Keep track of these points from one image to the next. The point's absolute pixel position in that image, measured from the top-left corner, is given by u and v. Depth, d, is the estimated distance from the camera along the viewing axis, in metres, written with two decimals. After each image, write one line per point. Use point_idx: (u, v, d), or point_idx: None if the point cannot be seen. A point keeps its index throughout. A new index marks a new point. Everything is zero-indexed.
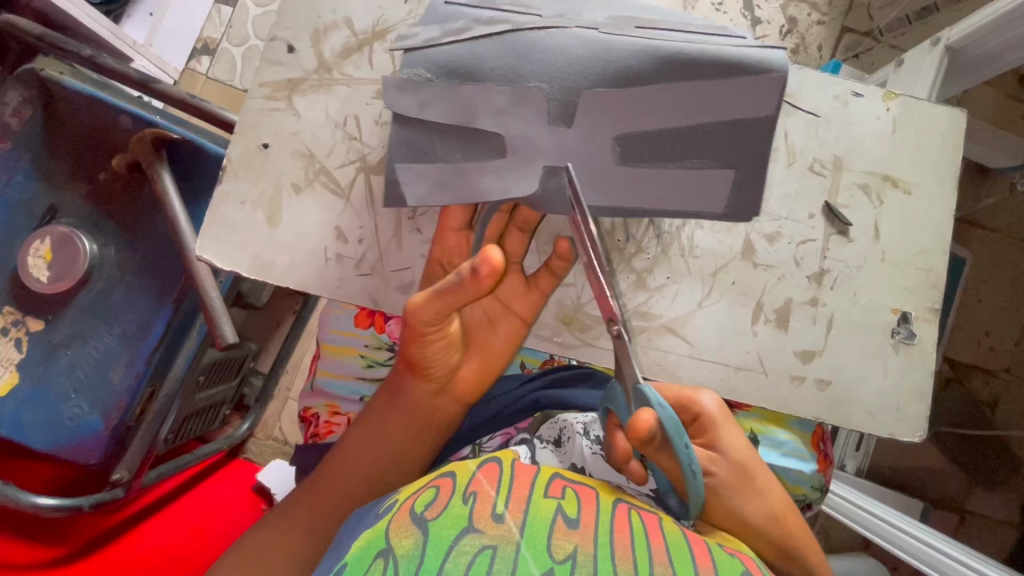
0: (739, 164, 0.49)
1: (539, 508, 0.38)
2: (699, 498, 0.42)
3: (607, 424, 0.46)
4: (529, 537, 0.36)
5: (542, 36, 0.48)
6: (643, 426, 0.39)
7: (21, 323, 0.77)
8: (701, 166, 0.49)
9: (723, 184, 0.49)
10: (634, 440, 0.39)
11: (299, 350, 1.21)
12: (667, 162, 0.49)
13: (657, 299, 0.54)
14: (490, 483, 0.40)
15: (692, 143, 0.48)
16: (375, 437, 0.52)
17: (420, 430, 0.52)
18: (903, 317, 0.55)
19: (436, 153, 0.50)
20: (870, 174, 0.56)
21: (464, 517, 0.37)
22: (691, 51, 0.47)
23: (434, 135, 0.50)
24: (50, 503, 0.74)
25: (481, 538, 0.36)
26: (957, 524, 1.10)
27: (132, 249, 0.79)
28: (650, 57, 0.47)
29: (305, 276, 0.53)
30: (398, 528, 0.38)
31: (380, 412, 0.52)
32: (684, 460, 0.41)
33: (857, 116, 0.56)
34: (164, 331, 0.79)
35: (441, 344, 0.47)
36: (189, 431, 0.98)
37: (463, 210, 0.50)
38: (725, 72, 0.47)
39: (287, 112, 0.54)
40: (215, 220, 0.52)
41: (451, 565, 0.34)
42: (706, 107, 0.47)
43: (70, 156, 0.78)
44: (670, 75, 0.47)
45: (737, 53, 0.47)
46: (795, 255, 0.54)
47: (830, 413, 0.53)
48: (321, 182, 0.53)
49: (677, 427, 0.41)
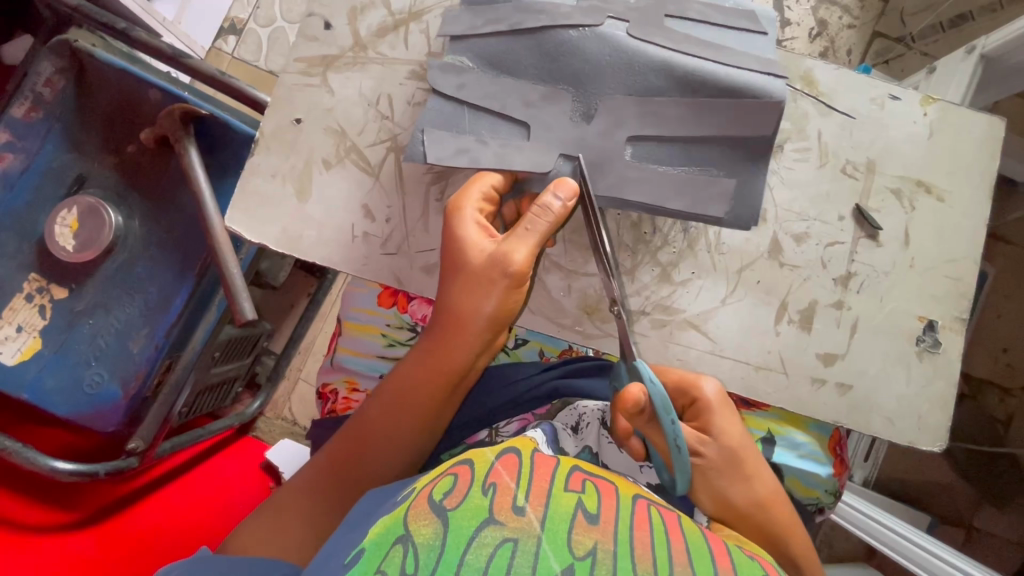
0: (738, 175, 0.49)
1: (559, 503, 0.39)
2: (682, 472, 0.44)
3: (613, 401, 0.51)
4: (550, 531, 0.37)
5: (575, 36, 0.49)
6: (630, 396, 0.43)
7: (45, 289, 0.78)
8: (704, 174, 0.49)
9: (721, 191, 0.48)
10: (623, 409, 0.44)
11: (312, 332, 1.21)
12: (675, 166, 0.49)
13: (681, 294, 0.53)
14: (510, 475, 0.40)
15: (714, 139, 0.48)
16: (417, 398, 0.53)
17: (447, 394, 0.54)
18: (929, 325, 0.54)
19: (460, 135, 0.50)
20: (903, 177, 0.55)
21: (484, 508, 0.37)
22: (708, 71, 0.48)
23: (465, 106, 0.50)
24: (67, 468, 0.75)
25: (502, 530, 0.36)
26: (962, 541, 1.09)
27: (157, 221, 0.80)
28: (668, 71, 0.48)
29: (331, 253, 0.53)
30: (416, 516, 0.38)
31: (411, 377, 0.53)
32: (668, 432, 0.44)
33: (892, 118, 0.55)
34: (185, 304, 0.80)
35: (508, 301, 0.49)
36: (202, 405, 0.99)
37: (506, 175, 0.49)
38: (733, 95, 0.48)
39: (321, 88, 0.54)
40: (246, 193, 0.53)
41: (471, 557, 0.34)
42: (716, 123, 0.48)
43: (100, 127, 0.79)
44: (684, 91, 0.48)
45: (752, 80, 0.48)
46: (822, 256, 0.54)
47: (850, 417, 0.53)
48: (352, 159, 0.53)
49: (664, 403, 0.44)
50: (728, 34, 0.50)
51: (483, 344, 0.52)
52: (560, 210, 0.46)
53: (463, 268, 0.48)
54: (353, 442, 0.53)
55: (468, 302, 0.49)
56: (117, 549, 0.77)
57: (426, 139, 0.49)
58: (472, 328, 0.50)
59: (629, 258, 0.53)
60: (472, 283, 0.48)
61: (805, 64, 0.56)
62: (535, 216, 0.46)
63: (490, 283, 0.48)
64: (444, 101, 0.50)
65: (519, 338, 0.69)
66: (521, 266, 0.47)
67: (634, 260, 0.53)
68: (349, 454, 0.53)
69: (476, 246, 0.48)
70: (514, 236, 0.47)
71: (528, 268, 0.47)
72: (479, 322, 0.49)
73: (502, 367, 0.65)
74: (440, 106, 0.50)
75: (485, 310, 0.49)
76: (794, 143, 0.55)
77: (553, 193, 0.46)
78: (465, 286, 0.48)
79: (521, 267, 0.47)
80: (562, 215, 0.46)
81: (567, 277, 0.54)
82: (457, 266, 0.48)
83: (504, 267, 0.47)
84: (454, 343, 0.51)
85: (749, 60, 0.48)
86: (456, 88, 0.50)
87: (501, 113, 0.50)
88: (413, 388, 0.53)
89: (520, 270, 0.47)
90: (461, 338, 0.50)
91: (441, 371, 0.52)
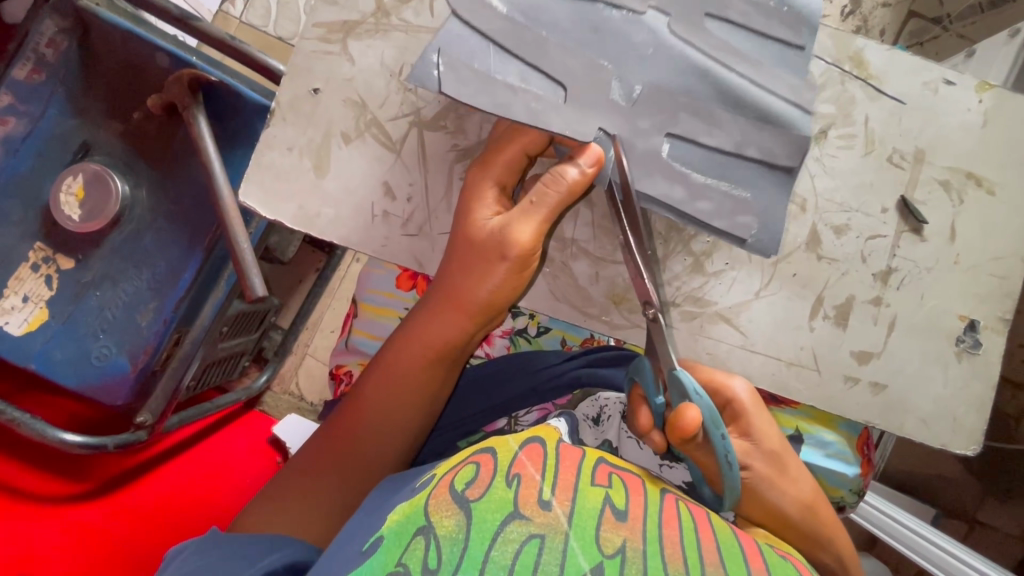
0: (762, 198, 0.47)
1: (587, 497, 0.37)
2: (736, 490, 0.43)
3: (633, 396, 0.48)
4: (578, 527, 0.35)
5: (618, 17, 0.46)
6: (687, 425, 0.40)
7: (51, 259, 0.76)
8: (732, 193, 0.47)
9: (744, 213, 0.47)
10: (678, 435, 0.41)
11: (320, 308, 1.20)
12: (710, 176, 0.46)
13: (714, 285, 0.51)
14: (535, 466, 0.38)
15: (755, 132, 0.46)
16: (408, 374, 0.51)
17: (440, 373, 0.52)
18: (970, 325, 0.52)
19: (485, 79, 0.42)
20: (953, 169, 0.52)
21: (509, 501, 0.36)
22: (741, 87, 0.46)
23: (490, 48, 0.43)
24: (76, 440, 0.75)
25: (528, 526, 0.35)
26: (965, 531, 1.07)
27: (165, 192, 0.78)
28: (707, 75, 0.46)
29: (349, 232, 0.51)
30: (437, 506, 0.37)
31: (402, 356, 0.51)
32: (721, 451, 0.42)
33: (946, 104, 0.52)
34: (194, 279, 0.78)
35: (507, 281, 0.47)
36: (209, 378, 0.98)
37: (533, 140, 0.46)
38: (764, 120, 0.47)
39: (340, 57, 0.51)
40: (262, 166, 0.50)
41: (496, 553, 0.33)
42: (751, 134, 0.46)
43: (105, 92, 0.76)
44: (719, 98, 0.47)
45: (775, 107, 0.47)
46: (863, 249, 0.51)
47: (882, 418, 0.51)
48: (372, 134, 0.51)
49: (714, 419, 0.42)
50: (772, 27, 0.48)
51: (480, 325, 0.50)
52: (578, 177, 0.43)
53: (464, 243, 0.47)
54: (346, 412, 0.53)
55: (467, 282, 0.47)
56: (128, 523, 0.77)
57: (441, 63, 0.42)
58: (468, 308, 0.48)
59: (662, 247, 0.51)
60: (472, 260, 0.46)
61: (855, 44, 0.52)
62: (548, 186, 0.44)
63: (488, 261, 0.46)
64: (467, 31, 0.44)
65: (541, 326, 0.67)
66: (525, 244, 0.45)
67: (665, 249, 0.51)
68: (341, 425, 0.53)
69: (482, 221, 0.46)
70: (521, 211, 0.45)
71: (533, 247, 0.45)
72: (477, 302, 0.48)
73: (524, 355, 0.64)
74: (461, 32, 0.43)
75: (483, 288, 0.47)
76: (838, 128, 0.52)
77: (575, 161, 0.44)
78: (466, 265, 0.47)
79: (524, 245, 0.45)
80: (581, 183, 0.43)
81: (596, 264, 0.52)
82: (459, 240, 0.47)
83: (507, 244, 0.45)
84: (447, 319, 0.49)
85: (782, 82, 0.47)
86: (482, 17, 0.44)
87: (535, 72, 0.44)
88: (405, 368, 0.51)
89: (523, 248, 0.45)
90: (455, 318, 0.49)
91: (434, 350, 0.51)
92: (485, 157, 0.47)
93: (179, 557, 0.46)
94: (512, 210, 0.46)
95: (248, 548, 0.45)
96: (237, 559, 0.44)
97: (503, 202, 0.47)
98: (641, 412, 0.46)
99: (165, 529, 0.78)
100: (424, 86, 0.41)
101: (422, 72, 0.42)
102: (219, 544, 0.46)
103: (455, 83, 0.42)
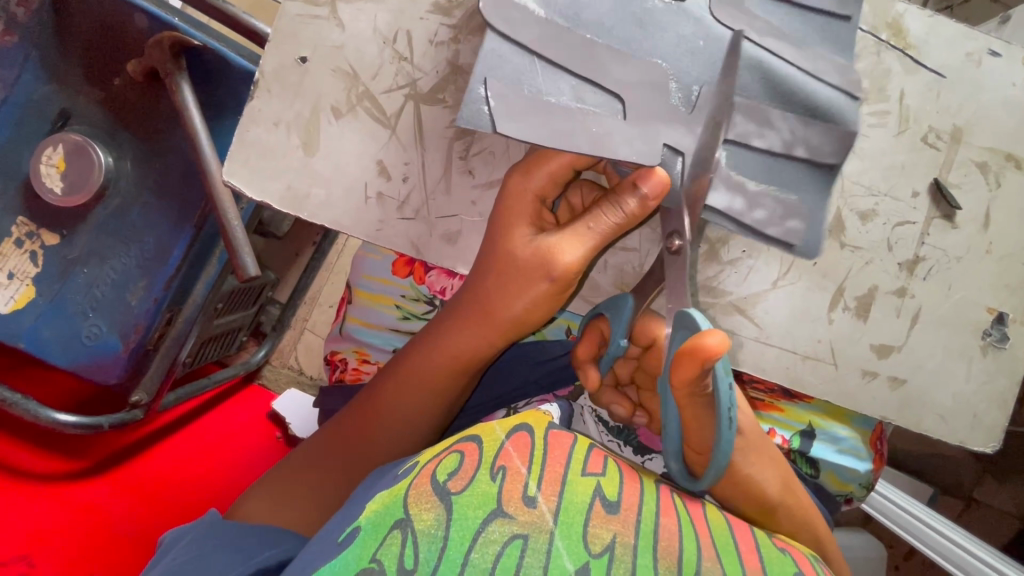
0: (810, 201, 0.44)
1: (575, 490, 0.35)
2: (727, 455, 0.38)
3: (594, 329, 0.46)
4: (564, 525, 0.33)
5: (660, 7, 0.43)
6: (714, 347, 0.35)
7: (34, 234, 0.73)
8: (781, 198, 0.44)
9: (794, 218, 0.44)
10: (694, 365, 0.36)
11: (319, 281, 1.18)
12: (764, 180, 0.43)
13: (730, 274, 0.48)
14: (522, 458, 0.35)
15: (803, 129, 0.43)
16: (433, 382, 0.50)
17: (460, 383, 0.51)
18: (999, 318, 0.49)
19: (541, 99, 0.40)
20: (991, 150, 0.49)
21: (492, 497, 0.34)
22: (793, 82, 0.43)
23: (538, 61, 0.40)
24: (70, 420, 0.73)
25: (511, 525, 0.33)
26: (960, 509, 1.02)
27: (150, 164, 0.73)
28: (757, 70, 0.43)
29: (341, 215, 0.47)
30: (417, 498, 0.35)
31: (428, 366, 0.50)
32: (725, 400, 0.38)
33: (987, 79, 0.49)
34: (184, 257, 0.75)
35: (545, 301, 0.45)
36: (206, 355, 0.96)
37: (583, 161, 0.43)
38: (813, 115, 0.43)
39: (329, 22, 0.46)
40: (245, 144, 0.46)
41: (476, 556, 0.31)
42: (799, 133, 0.43)
43: (82, 56, 0.70)
44: (767, 93, 0.43)
45: (827, 100, 0.43)
46: (889, 237, 0.48)
47: (900, 414, 0.49)
48: (364, 108, 0.47)
49: (725, 364, 0.38)
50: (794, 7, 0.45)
51: (508, 340, 0.49)
52: (637, 208, 0.40)
53: (504, 256, 0.44)
54: (363, 412, 0.51)
55: (500, 297, 0.45)
56: (124, 500, 0.76)
57: (491, 97, 0.39)
58: (497, 321, 0.47)
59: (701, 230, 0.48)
60: (509, 277, 0.44)
61: (894, 10, 0.48)
62: (603, 214, 0.41)
63: (524, 279, 0.44)
64: (508, 48, 0.40)
65: None
66: (571, 267, 0.43)
67: None
68: (358, 428, 0.51)
69: (524, 235, 0.44)
70: (572, 233, 0.42)
71: (577, 271, 0.43)
72: (508, 317, 0.46)
73: (525, 345, 0.63)
74: (502, 51, 0.40)
75: (515, 306, 0.45)
76: (872, 104, 0.48)
77: (636, 187, 0.40)
78: (501, 279, 0.45)
79: (567, 267, 0.43)
80: (639, 214, 0.41)
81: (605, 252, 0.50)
82: (497, 250, 0.44)
83: (551, 266, 0.43)
84: (478, 331, 0.48)
85: (822, 60, 0.44)
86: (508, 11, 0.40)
87: (587, 79, 0.41)
88: (430, 377, 0.50)
89: (566, 272, 0.43)
90: (483, 332, 0.48)
91: (460, 361, 0.49)
92: (529, 164, 0.44)
93: (177, 547, 0.45)
94: (559, 229, 0.43)
95: (240, 540, 0.44)
96: (235, 552, 0.42)
97: (543, 217, 0.45)
98: (582, 343, 0.46)
99: (164, 504, 0.78)
100: (477, 127, 0.39)
101: (471, 112, 0.39)
102: (210, 532, 0.45)
103: (512, 118, 0.39)
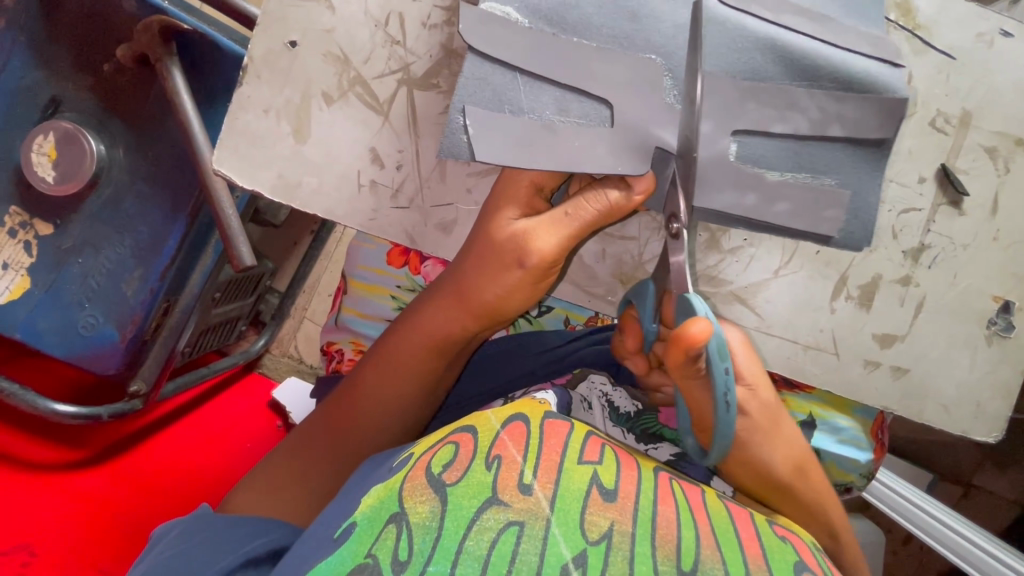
0: (854, 184, 0.43)
1: (572, 478, 0.34)
2: (726, 437, 0.38)
3: (626, 318, 0.47)
4: (560, 512, 0.32)
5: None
6: (697, 339, 0.34)
7: (28, 224, 0.72)
8: (813, 184, 0.43)
9: (832, 206, 0.43)
10: (679, 354, 0.35)
11: (318, 270, 1.17)
12: (795, 168, 0.43)
13: (730, 264, 0.47)
14: (517, 447, 0.35)
15: (835, 105, 0.42)
16: (412, 368, 0.50)
17: (438, 368, 0.51)
18: (1005, 307, 0.48)
19: (520, 116, 0.39)
20: (1002, 134, 0.48)
21: (487, 486, 0.33)
22: (819, 58, 0.42)
23: (518, 74, 0.40)
24: (68, 410, 0.73)
25: (506, 512, 0.32)
26: (959, 496, 1.01)
27: (142, 153, 0.72)
28: (776, 50, 0.42)
29: (334, 204, 0.46)
30: (412, 490, 0.35)
31: (403, 352, 0.49)
32: (721, 385, 0.37)
33: (999, 59, 0.47)
34: (179, 247, 0.74)
35: (519, 289, 0.44)
36: (205, 345, 0.95)
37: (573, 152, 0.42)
38: (846, 87, 0.42)
39: (318, 4, 0.45)
40: (236, 131, 0.45)
41: (471, 544, 0.31)
42: (830, 109, 0.42)
43: (71, 42, 0.69)
44: (791, 72, 0.42)
45: (866, 69, 0.42)
46: (894, 224, 0.47)
47: (902, 403, 0.48)
48: (356, 93, 0.46)
49: (720, 349, 0.37)
50: None
51: (485, 326, 0.48)
52: (620, 200, 0.40)
53: (480, 239, 0.44)
54: (347, 401, 0.51)
55: (475, 281, 0.44)
56: (124, 489, 0.76)
57: (468, 126, 0.39)
58: (472, 305, 0.46)
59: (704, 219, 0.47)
60: (485, 262, 0.43)
61: None
62: (585, 202, 0.41)
63: (496, 263, 0.43)
64: (488, 68, 0.39)
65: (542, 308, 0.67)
66: (546, 254, 0.42)
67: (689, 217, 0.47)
68: (342, 414, 0.51)
69: (506, 220, 0.43)
70: (549, 220, 0.42)
71: (554, 258, 0.42)
72: (482, 302, 0.45)
73: (524, 339, 0.64)
74: (483, 72, 0.39)
75: (490, 291, 0.44)
76: None
77: (625, 180, 0.40)
78: (478, 264, 0.44)
79: (542, 256, 0.42)
80: (623, 206, 0.40)
81: (603, 241, 0.49)
82: (478, 234, 0.44)
83: (526, 251, 0.42)
84: (455, 317, 0.47)
85: (850, 34, 0.43)
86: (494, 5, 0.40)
87: (569, 87, 0.40)
88: (405, 362, 0.50)
89: (542, 259, 0.42)
90: (458, 316, 0.47)
91: (435, 345, 0.49)
92: None
93: (164, 540, 0.44)
94: (538, 217, 0.42)
95: (234, 531, 0.44)
96: (228, 544, 0.42)
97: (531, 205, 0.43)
98: (627, 337, 0.46)
99: (162, 492, 0.78)
100: (456, 157, 0.39)
101: (452, 142, 0.39)
102: (203, 523, 0.45)
103: (490, 144, 0.39)
